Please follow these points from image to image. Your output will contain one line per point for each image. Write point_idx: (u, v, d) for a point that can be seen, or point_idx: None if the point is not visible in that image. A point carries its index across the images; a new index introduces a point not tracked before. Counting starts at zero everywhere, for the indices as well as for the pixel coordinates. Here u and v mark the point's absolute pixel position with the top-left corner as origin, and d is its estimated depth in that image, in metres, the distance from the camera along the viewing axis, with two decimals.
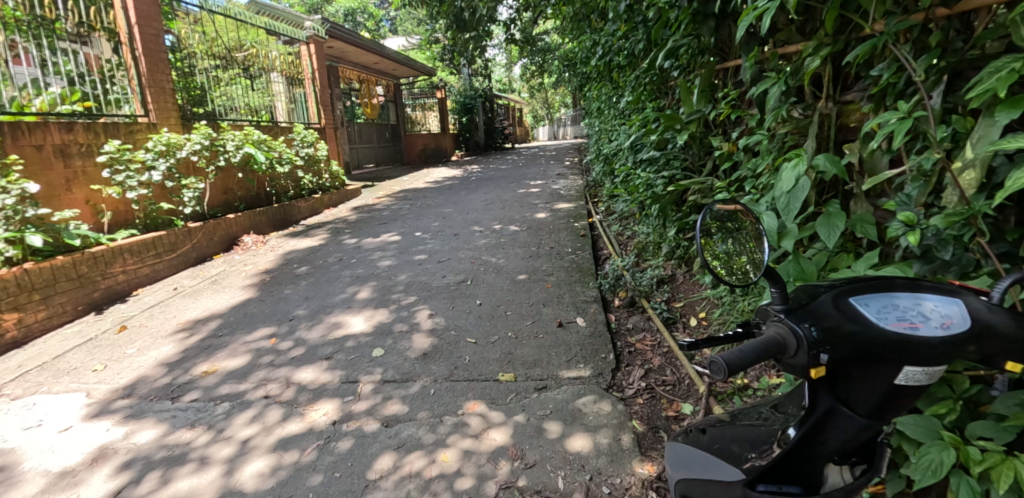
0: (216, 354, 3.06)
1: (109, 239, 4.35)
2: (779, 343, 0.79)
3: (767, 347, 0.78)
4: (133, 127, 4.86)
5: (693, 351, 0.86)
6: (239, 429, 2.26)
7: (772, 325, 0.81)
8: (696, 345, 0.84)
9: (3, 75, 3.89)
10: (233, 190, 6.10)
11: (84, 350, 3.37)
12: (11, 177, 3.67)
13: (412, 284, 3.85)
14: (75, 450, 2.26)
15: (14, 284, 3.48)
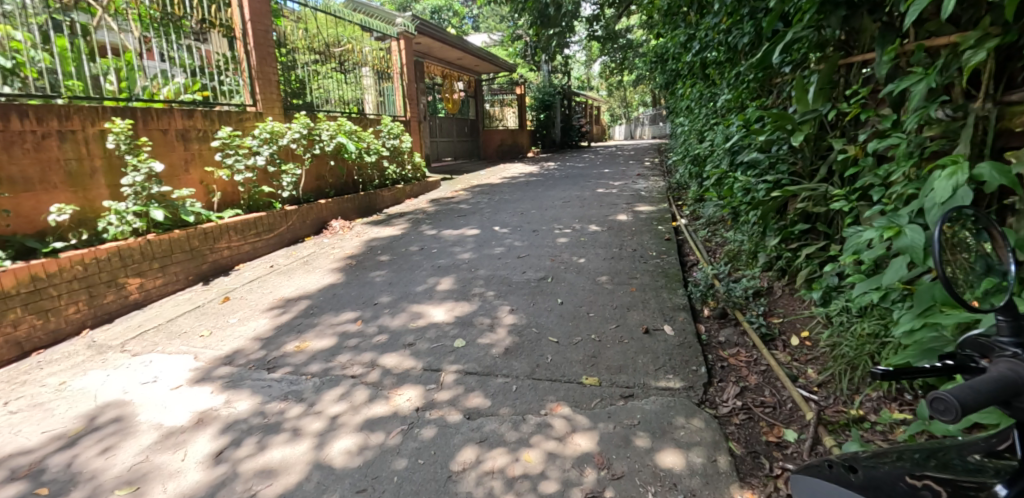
0: (306, 333, 3.23)
1: (217, 217, 4.74)
2: (1012, 384, 0.68)
3: (1002, 387, 0.67)
4: (243, 116, 5.25)
5: (889, 381, 0.78)
6: (328, 406, 2.35)
7: (1001, 362, 0.72)
8: (895, 377, 0.75)
9: (138, 67, 4.34)
10: (325, 177, 6.42)
11: (193, 315, 3.69)
12: (141, 156, 4.09)
13: (492, 278, 3.87)
14: (185, 409, 2.46)
15: (139, 252, 3.90)
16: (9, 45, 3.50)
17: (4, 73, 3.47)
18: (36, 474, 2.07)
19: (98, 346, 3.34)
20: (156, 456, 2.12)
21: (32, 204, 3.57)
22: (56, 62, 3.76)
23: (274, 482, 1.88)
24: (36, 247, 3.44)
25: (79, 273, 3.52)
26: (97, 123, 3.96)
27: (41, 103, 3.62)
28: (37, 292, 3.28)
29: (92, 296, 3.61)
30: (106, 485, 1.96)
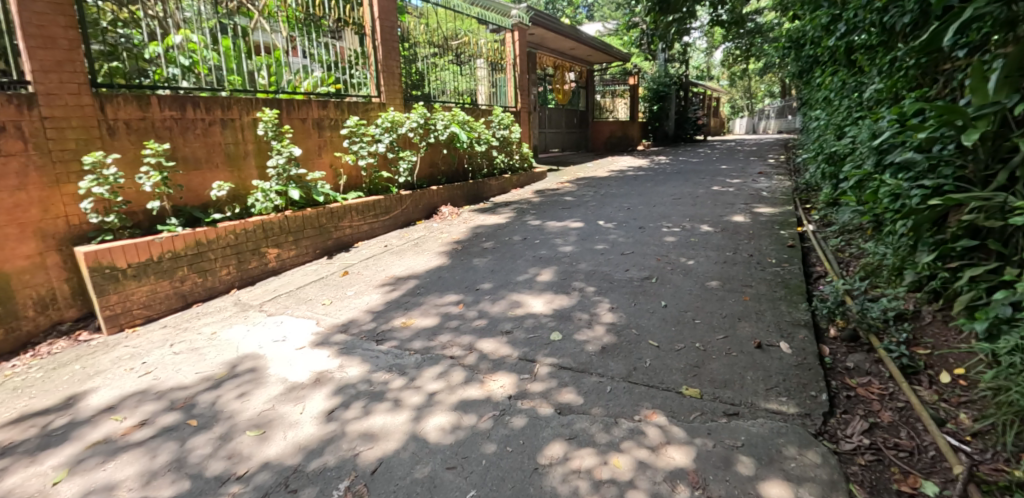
0: (412, 310, 3.43)
1: (343, 198, 5.19)
2: None
3: None
4: (368, 106, 5.66)
5: None
6: (427, 382, 2.47)
7: None
8: None
9: (284, 63, 4.91)
10: (438, 164, 6.74)
11: (317, 285, 4.10)
12: (284, 142, 4.58)
13: (593, 273, 3.81)
14: (306, 368, 2.74)
15: (277, 226, 4.43)
16: (187, 47, 4.17)
17: (183, 71, 4.19)
18: (189, 407, 2.44)
19: (241, 305, 3.86)
20: (280, 405, 2.38)
21: (199, 181, 4.25)
22: (221, 60, 4.40)
23: (375, 446, 2.02)
24: (200, 216, 4.13)
25: (231, 241, 4.11)
26: (251, 114, 4.55)
27: (210, 95, 4.29)
28: (198, 255, 3.92)
29: (239, 261, 4.19)
30: (240, 425, 2.25)
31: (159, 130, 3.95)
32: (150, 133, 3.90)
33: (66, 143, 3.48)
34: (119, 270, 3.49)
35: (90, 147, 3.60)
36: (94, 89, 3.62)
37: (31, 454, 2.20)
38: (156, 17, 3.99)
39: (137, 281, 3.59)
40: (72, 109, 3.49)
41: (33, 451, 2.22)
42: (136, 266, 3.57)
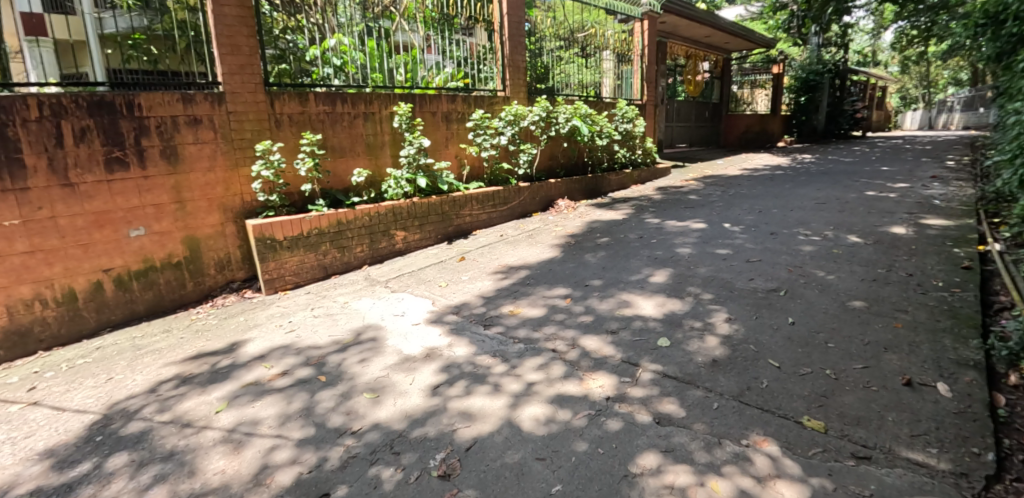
0: (520, 300, 3.53)
1: (465, 188, 5.47)
2: None
3: None
4: (494, 100, 5.88)
5: None
6: (527, 372, 2.54)
7: None
8: None
9: (420, 60, 5.27)
10: (558, 157, 6.80)
11: (437, 267, 4.40)
12: (415, 134, 4.94)
13: (713, 279, 3.58)
14: (419, 343, 2.96)
15: (406, 211, 4.82)
16: (339, 49, 4.68)
17: (336, 70, 4.72)
18: (320, 365, 2.79)
19: (370, 280, 4.28)
20: (393, 374, 2.61)
21: (343, 167, 4.77)
22: (366, 59, 4.85)
23: (472, 426, 2.14)
24: (342, 199, 4.66)
25: (366, 222, 4.58)
26: (389, 108, 4.99)
27: (356, 91, 4.78)
28: (338, 233, 4.43)
29: (371, 241, 4.65)
30: (359, 387, 2.51)
31: (314, 122, 4.53)
32: (307, 125, 4.49)
33: (244, 133, 4.17)
34: (276, 241, 4.11)
35: (262, 137, 4.27)
36: (267, 87, 4.28)
37: (202, 386, 2.67)
38: (317, 23, 4.54)
39: (290, 251, 4.19)
40: (250, 105, 4.17)
41: (205, 383, 2.71)
42: (290, 239, 4.17)
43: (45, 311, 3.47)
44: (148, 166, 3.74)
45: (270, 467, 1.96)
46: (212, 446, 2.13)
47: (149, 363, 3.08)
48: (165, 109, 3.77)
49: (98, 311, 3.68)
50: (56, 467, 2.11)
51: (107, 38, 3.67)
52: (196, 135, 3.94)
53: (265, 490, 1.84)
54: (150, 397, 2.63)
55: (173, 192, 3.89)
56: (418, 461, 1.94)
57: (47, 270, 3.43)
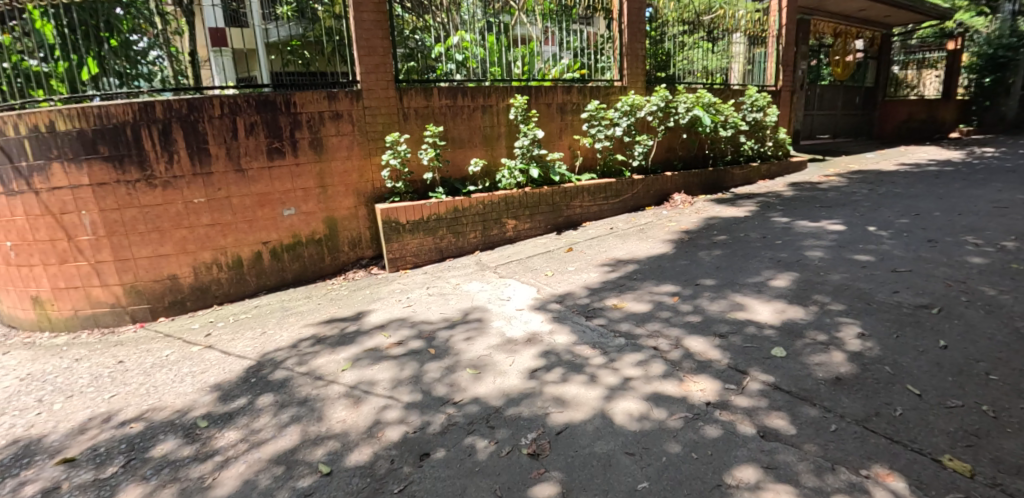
0: (626, 294, 3.50)
1: (577, 179, 5.51)
2: None
3: None
4: (610, 90, 5.81)
5: None
6: (625, 366, 2.53)
7: None
8: None
9: (538, 53, 5.42)
10: (676, 149, 6.57)
11: (545, 257, 4.52)
12: (530, 125, 5.07)
13: (846, 288, 3.24)
14: (521, 328, 3.09)
15: (517, 201, 5.00)
16: (462, 45, 5.00)
17: (457, 65, 5.04)
18: (431, 339, 3.05)
19: (481, 265, 4.52)
20: (495, 354, 2.77)
21: (461, 157, 5.06)
22: (486, 54, 5.11)
23: (564, 412, 2.19)
24: (459, 187, 4.96)
25: (480, 210, 4.84)
26: (506, 100, 5.18)
27: (475, 85, 5.05)
28: (454, 219, 4.74)
29: (484, 228, 4.90)
30: (463, 363, 2.71)
31: (437, 115, 4.87)
32: (431, 118, 4.84)
33: (377, 126, 4.61)
34: (400, 224, 4.53)
35: (391, 129, 4.68)
36: (397, 84, 4.69)
37: (332, 347, 3.07)
38: (442, 23, 4.91)
39: (412, 234, 4.59)
40: (383, 101, 4.60)
41: (335, 343, 3.11)
42: (411, 223, 4.57)
43: (221, 274, 4.27)
44: (299, 155, 4.34)
45: (382, 423, 2.21)
46: (337, 398, 2.46)
47: (293, 323, 3.61)
48: (314, 106, 4.32)
49: (258, 277, 4.40)
50: (222, 399, 2.59)
51: (273, 46, 4.57)
52: (337, 128, 4.45)
53: (376, 442, 2.09)
54: (293, 350, 3.09)
55: (318, 178, 4.45)
56: (510, 437, 2.05)
57: (223, 240, 4.21)
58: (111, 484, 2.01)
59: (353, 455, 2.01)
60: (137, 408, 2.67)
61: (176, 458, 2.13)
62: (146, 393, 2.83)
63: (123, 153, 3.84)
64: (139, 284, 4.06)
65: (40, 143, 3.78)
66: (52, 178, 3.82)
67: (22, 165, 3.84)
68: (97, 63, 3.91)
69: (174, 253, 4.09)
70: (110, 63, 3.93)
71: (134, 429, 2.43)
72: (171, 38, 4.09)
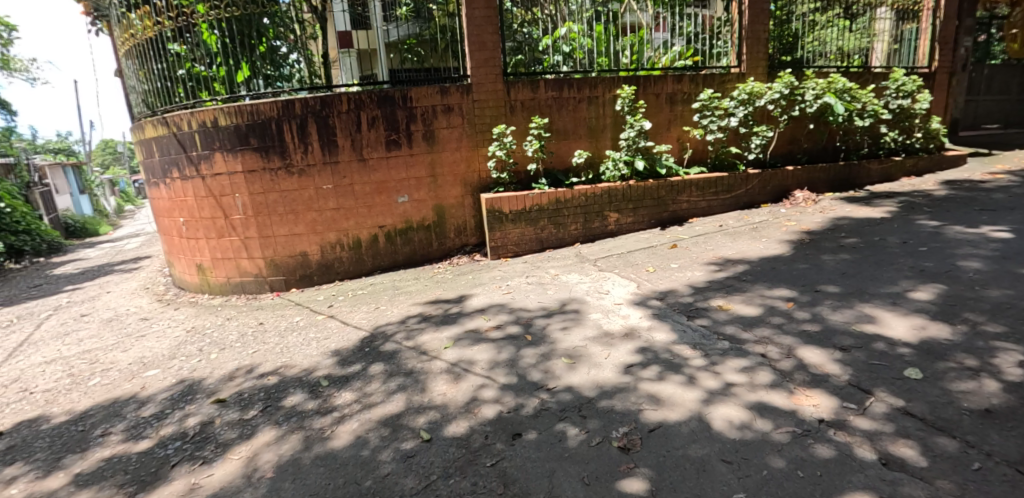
0: (734, 296, 3.30)
1: (685, 173, 5.27)
2: None
3: None
4: (725, 78, 5.45)
5: None
6: (728, 370, 2.40)
7: None
8: None
9: (648, 41, 5.31)
10: (800, 141, 6.02)
11: (646, 252, 4.41)
12: (637, 116, 4.93)
13: (1009, 307, 2.76)
14: (619, 322, 3.05)
15: (620, 194, 4.91)
16: (569, 37, 5.01)
17: (564, 57, 5.08)
18: (528, 325, 3.14)
19: (580, 257, 4.52)
20: (591, 346, 2.78)
21: (566, 149, 5.08)
22: (593, 44, 5.09)
23: (659, 410, 2.14)
24: (562, 179, 5.00)
25: (582, 202, 4.83)
26: (612, 91, 5.08)
27: (582, 76, 5.04)
28: (556, 210, 4.79)
29: (585, 220, 4.88)
30: (558, 351, 2.75)
31: (543, 107, 4.92)
32: (537, 110, 4.91)
33: (485, 118, 4.78)
34: (503, 213, 4.68)
35: (498, 121, 4.83)
36: (505, 78, 4.82)
37: (437, 325, 3.28)
38: (550, 16, 4.97)
39: (514, 223, 4.72)
40: (491, 94, 4.75)
41: (439, 323, 3.31)
42: (514, 212, 4.70)
43: (343, 253, 4.71)
44: (413, 146, 4.64)
45: (479, 401, 2.33)
46: (439, 373, 2.63)
47: (402, 301, 3.90)
48: (428, 100, 4.59)
49: (374, 258, 4.79)
50: (341, 363, 2.89)
51: (391, 45, 4.91)
52: (449, 121, 4.69)
53: (472, 417, 2.21)
54: (402, 326, 3.35)
55: (429, 168, 4.73)
56: (601, 428, 2.05)
57: (346, 223, 4.65)
58: (251, 425, 2.35)
59: (451, 427, 2.16)
60: (273, 363, 3.07)
61: (302, 410, 2.43)
62: (280, 352, 3.25)
63: (269, 144, 4.39)
64: (278, 259, 4.64)
65: (207, 136, 4.45)
66: (214, 165, 4.49)
67: (193, 154, 4.55)
68: (249, 67, 4.54)
69: (306, 233, 4.60)
70: (259, 67, 4.56)
71: (270, 381, 2.81)
72: (307, 43, 4.55)
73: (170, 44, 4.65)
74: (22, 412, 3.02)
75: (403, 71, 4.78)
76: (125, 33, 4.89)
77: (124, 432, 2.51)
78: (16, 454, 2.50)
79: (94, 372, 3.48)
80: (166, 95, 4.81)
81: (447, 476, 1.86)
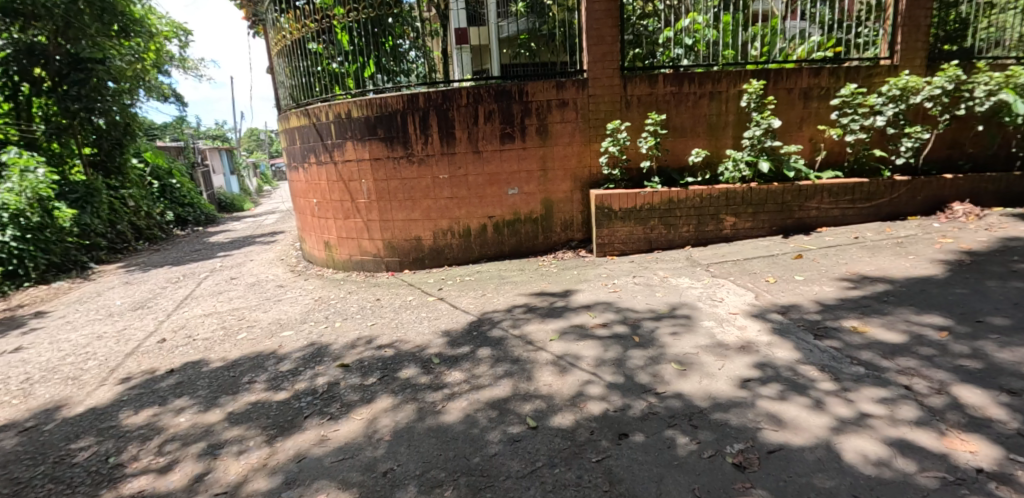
0: (871, 317, 2.95)
1: (817, 177, 4.78)
2: None
3: None
4: (873, 70, 4.86)
5: None
6: (864, 399, 2.15)
7: None
8: None
9: (779, 31, 4.87)
10: (964, 145, 5.16)
11: (767, 261, 4.09)
12: (764, 113, 4.55)
13: None
14: (734, 334, 2.87)
15: (739, 196, 4.60)
16: (692, 28, 4.78)
17: (686, 50, 4.85)
18: (635, 326, 3.07)
19: (691, 261, 4.31)
20: (703, 355, 2.65)
21: (682, 147, 4.85)
22: (719, 36, 4.79)
23: (779, 431, 1.99)
24: (676, 178, 4.81)
25: (696, 203, 4.60)
26: (738, 86, 4.76)
27: (704, 70, 4.76)
28: (667, 210, 4.61)
29: (698, 223, 4.64)
30: (667, 356, 2.66)
31: (660, 103, 4.74)
32: (653, 106, 4.75)
33: (599, 114, 4.72)
34: (612, 211, 4.60)
35: (613, 117, 4.74)
36: (623, 72, 4.71)
37: (542, 317, 3.32)
38: (672, 7, 4.78)
39: (622, 222, 4.62)
40: (607, 89, 4.68)
41: (544, 315, 3.35)
42: (623, 210, 4.60)
43: (452, 240, 4.94)
44: (526, 140, 4.71)
45: (585, 396, 2.33)
46: (544, 364, 2.67)
47: (508, 290, 4.01)
48: (544, 95, 4.62)
49: (482, 246, 4.95)
50: (451, 344, 3.04)
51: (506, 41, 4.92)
52: (563, 115, 4.69)
53: (578, 411, 2.22)
54: (508, 314, 3.44)
55: (540, 161, 4.77)
56: (714, 441, 1.95)
57: (458, 212, 4.86)
58: (372, 391, 2.57)
59: (556, 417, 2.18)
60: (389, 337, 3.32)
61: (416, 383, 2.60)
62: (395, 327, 3.50)
63: (394, 134, 4.71)
64: (395, 241, 4.98)
65: (341, 126, 4.87)
66: (346, 153, 4.91)
67: (329, 142, 5.01)
68: (374, 63, 4.86)
69: (421, 219, 4.89)
70: (382, 63, 4.85)
71: (388, 353, 3.05)
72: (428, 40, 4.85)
73: (311, 44, 5.12)
74: (188, 354, 3.57)
75: (516, 66, 4.99)
76: (277, 34, 5.45)
77: (266, 382, 2.87)
78: (185, 389, 2.96)
79: (242, 327, 4.00)
80: (307, 89, 5.31)
81: (553, 465, 1.89)
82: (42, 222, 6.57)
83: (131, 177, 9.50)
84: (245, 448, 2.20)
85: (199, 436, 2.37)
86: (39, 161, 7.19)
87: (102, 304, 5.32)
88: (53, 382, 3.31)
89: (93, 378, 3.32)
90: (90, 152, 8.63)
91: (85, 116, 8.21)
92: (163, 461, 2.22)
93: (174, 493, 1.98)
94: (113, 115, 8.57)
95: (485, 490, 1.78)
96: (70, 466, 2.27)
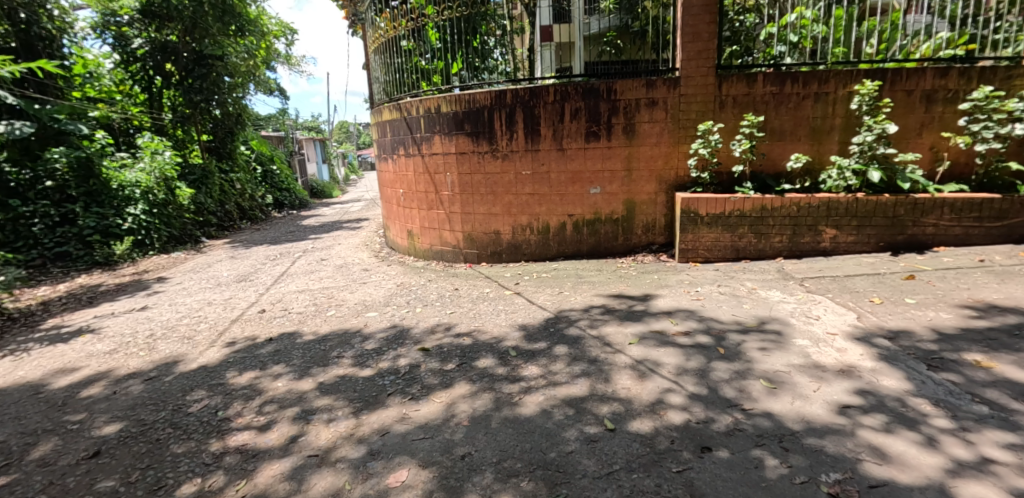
0: (1000, 352, 2.60)
1: (936, 190, 4.29)
2: None
3: None
4: (1014, 71, 4.29)
5: None
6: (988, 443, 1.91)
7: None
8: None
9: (901, 25, 4.37)
10: None
11: (872, 280, 3.74)
12: (879, 117, 4.14)
13: None
14: (832, 356, 2.66)
15: (843, 207, 4.23)
16: (799, 24, 4.45)
17: (791, 47, 4.54)
18: (720, 338, 2.93)
19: (782, 273, 4.04)
20: (796, 374, 2.48)
21: (780, 151, 4.54)
22: (830, 31, 4.42)
23: (884, 466, 1.82)
24: (770, 184, 4.50)
25: (792, 212, 4.30)
26: (849, 86, 4.38)
27: (810, 70, 4.42)
28: (759, 218, 4.35)
29: (793, 233, 4.34)
30: (755, 372, 2.52)
31: (758, 104, 4.47)
32: (750, 107, 4.48)
33: (690, 114, 4.53)
34: (698, 215, 4.41)
35: (705, 117, 4.54)
36: (718, 70, 4.49)
37: (620, 320, 3.27)
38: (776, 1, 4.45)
39: (708, 227, 4.43)
40: (700, 88, 4.48)
41: (622, 318, 3.29)
42: (710, 216, 4.40)
43: (531, 236, 4.97)
44: (612, 138, 4.63)
45: (665, 404, 2.27)
46: (623, 367, 2.63)
47: (585, 290, 3.97)
48: (633, 93, 4.51)
49: (559, 244, 4.94)
50: (528, 339, 3.07)
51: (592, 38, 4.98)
52: (651, 114, 4.56)
53: (659, 418, 2.16)
54: (585, 314, 3.42)
55: (625, 161, 4.67)
56: (807, 467, 1.83)
57: (538, 208, 4.88)
58: (450, 376, 2.66)
59: (635, 423, 2.14)
60: (468, 326, 3.42)
61: (493, 373, 2.66)
62: (474, 317, 3.60)
63: (480, 130, 4.82)
64: (475, 234, 5.10)
65: (430, 120, 5.05)
66: (432, 146, 5.09)
67: (417, 135, 5.21)
68: (460, 61, 4.99)
69: (501, 213, 4.96)
70: (468, 59, 4.98)
71: (466, 341, 3.14)
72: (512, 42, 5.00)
73: (404, 42, 5.34)
74: (285, 325, 3.88)
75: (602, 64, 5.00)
76: (374, 33, 5.72)
77: (353, 358, 3.06)
78: (282, 357, 3.22)
79: (331, 305, 4.29)
80: (400, 85, 5.53)
81: (631, 469, 1.86)
82: (166, 199, 7.41)
83: (239, 162, 10.46)
84: (334, 417, 2.37)
85: (294, 402, 2.58)
86: (166, 146, 8.02)
87: (211, 274, 5.90)
88: (172, 340, 3.74)
89: (205, 339, 3.70)
90: (207, 139, 9.61)
91: (204, 106, 9.12)
92: (263, 419, 2.43)
93: (273, 450, 2.16)
94: (228, 107, 9.48)
95: (561, 486, 1.79)
96: (187, 414, 2.55)
